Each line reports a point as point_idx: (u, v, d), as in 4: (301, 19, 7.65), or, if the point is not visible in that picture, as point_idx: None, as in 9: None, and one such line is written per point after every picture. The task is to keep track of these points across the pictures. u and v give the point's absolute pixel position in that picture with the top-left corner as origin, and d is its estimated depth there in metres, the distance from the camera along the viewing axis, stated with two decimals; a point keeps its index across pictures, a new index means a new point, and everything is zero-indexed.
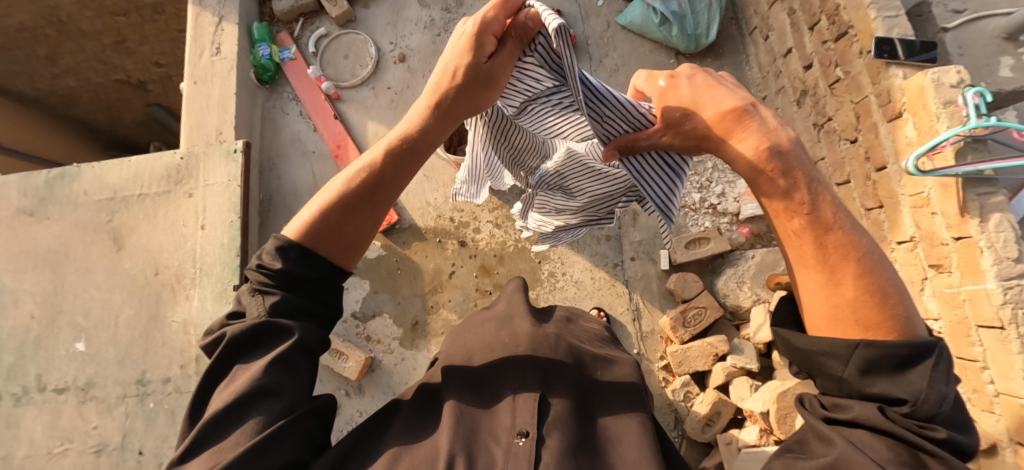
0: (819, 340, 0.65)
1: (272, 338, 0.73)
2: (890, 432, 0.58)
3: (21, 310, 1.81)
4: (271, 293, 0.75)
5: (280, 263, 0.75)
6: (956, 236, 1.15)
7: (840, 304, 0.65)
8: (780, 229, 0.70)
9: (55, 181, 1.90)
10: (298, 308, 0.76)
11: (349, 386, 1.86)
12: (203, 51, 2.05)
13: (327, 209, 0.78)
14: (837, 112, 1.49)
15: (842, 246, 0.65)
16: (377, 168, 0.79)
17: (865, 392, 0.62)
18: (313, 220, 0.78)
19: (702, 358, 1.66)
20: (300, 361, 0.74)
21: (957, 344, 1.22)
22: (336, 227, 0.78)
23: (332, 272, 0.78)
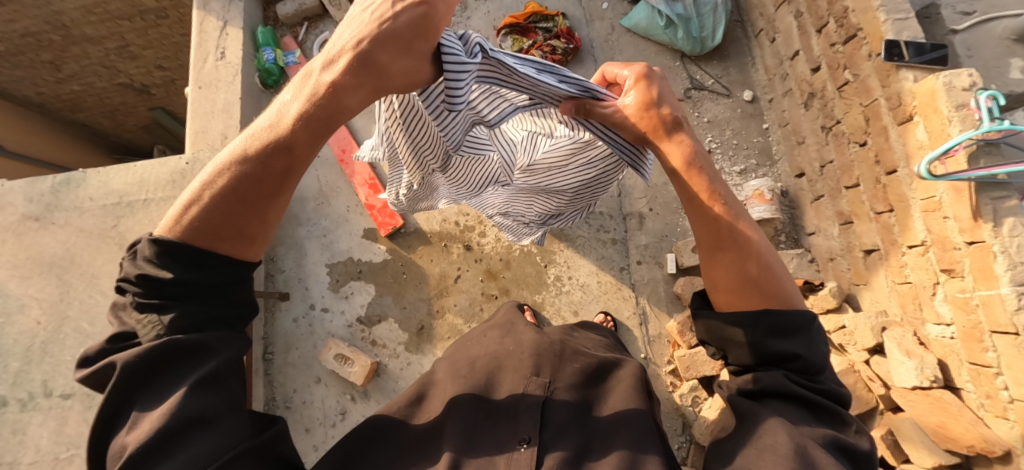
0: (732, 315, 0.76)
1: (184, 359, 0.65)
2: (794, 395, 0.70)
3: (27, 316, 1.81)
4: (168, 309, 0.65)
5: (168, 273, 0.64)
6: (969, 241, 1.13)
7: (747, 277, 0.75)
8: (695, 216, 0.79)
9: (61, 187, 1.90)
10: (214, 320, 0.68)
11: (355, 391, 1.86)
12: (207, 56, 2.05)
13: (207, 197, 0.65)
14: (846, 115, 1.48)
15: (744, 231, 0.76)
16: (270, 149, 0.65)
17: (770, 359, 0.74)
18: (195, 212, 0.65)
19: (710, 363, 1.64)
20: (229, 377, 0.68)
21: (970, 350, 1.20)
22: (225, 220, 0.65)
23: (237, 276, 0.69)
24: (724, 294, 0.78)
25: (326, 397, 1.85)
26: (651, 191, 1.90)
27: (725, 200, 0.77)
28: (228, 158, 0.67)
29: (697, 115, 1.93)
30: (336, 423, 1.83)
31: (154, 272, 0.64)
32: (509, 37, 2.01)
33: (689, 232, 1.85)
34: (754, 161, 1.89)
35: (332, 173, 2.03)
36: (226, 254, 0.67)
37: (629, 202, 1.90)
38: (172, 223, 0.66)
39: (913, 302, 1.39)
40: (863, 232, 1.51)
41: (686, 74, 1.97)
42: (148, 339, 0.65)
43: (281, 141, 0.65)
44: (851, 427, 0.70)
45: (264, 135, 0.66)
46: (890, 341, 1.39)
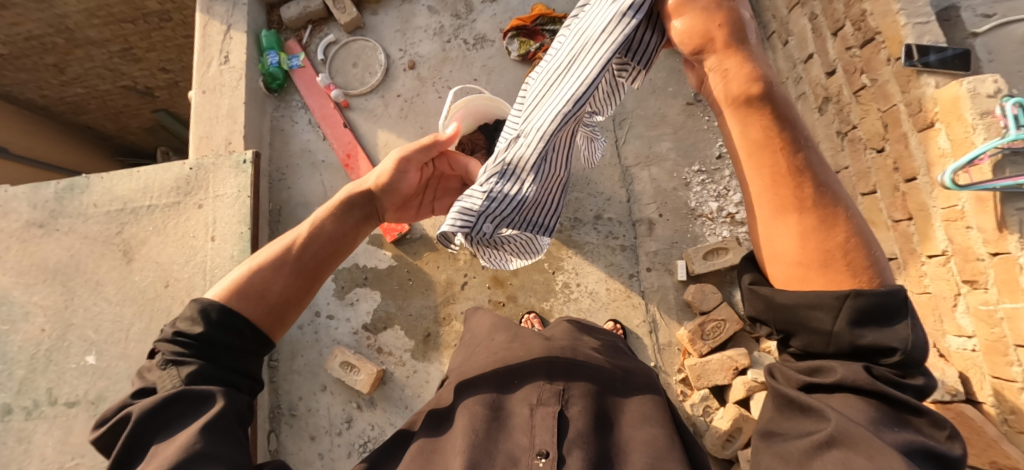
0: (807, 293, 0.60)
1: (193, 404, 0.71)
2: (877, 391, 0.58)
3: (33, 324, 1.80)
4: (185, 361, 0.73)
5: (197, 329, 0.75)
6: (993, 252, 1.10)
7: (831, 249, 0.60)
8: (766, 166, 0.62)
9: (65, 193, 1.89)
10: (222, 372, 0.75)
11: (361, 399, 1.83)
12: (212, 60, 2.03)
13: (258, 270, 0.83)
14: (863, 120, 1.45)
15: (829, 191, 0.61)
16: (310, 240, 0.87)
17: (857, 347, 0.59)
18: (238, 284, 0.82)
19: (722, 371, 1.62)
20: (236, 427, 0.71)
21: (993, 364, 1.17)
22: (262, 286, 0.82)
23: (248, 338, 0.79)
24: (790, 269, 0.63)
25: (332, 406, 1.84)
26: (661, 196, 1.87)
27: (803, 150, 0.61)
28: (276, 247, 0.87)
29: (708, 120, 1.90)
30: (343, 431, 1.81)
31: (183, 331, 0.76)
32: (515, 40, 1.99)
33: (699, 238, 1.82)
34: None
35: (338, 178, 2.02)
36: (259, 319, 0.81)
37: (637, 208, 1.87)
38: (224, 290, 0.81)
39: (932, 314, 1.36)
40: (881, 241, 1.48)
41: None
42: (167, 388, 0.72)
43: (316, 231, 0.88)
44: (945, 432, 0.57)
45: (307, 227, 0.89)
46: None
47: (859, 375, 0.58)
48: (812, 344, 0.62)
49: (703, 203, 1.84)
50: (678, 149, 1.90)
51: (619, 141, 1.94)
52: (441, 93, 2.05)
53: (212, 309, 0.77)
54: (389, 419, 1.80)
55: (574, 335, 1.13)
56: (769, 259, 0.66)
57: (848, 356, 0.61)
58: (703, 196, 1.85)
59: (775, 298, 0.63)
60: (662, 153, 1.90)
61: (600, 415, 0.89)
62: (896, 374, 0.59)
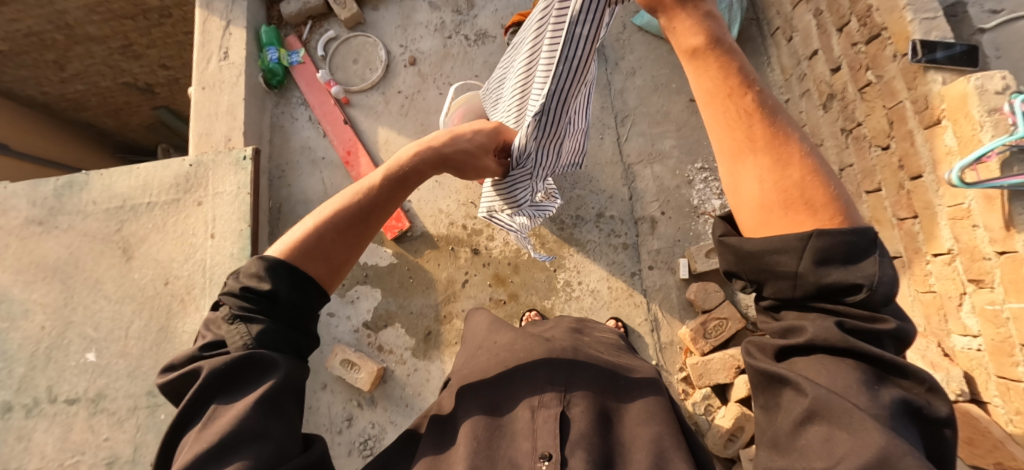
0: (771, 238, 0.58)
1: (257, 372, 0.68)
2: (850, 348, 0.55)
3: (32, 322, 1.79)
4: (254, 319, 0.69)
5: (266, 285, 0.69)
6: (1000, 251, 1.09)
7: (789, 188, 0.58)
8: (727, 114, 0.61)
9: (64, 190, 1.88)
10: (288, 338, 0.71)
11: (361, 398, 1.83)
12: (211, 56, 2.02)
13: (319, 230, 0.73)
14: (868, 118, 1.43)
15: (783, 130, 0.59)
16: (370, 197, 0.77)
17: (822, 289, 0.56)
18: (302, 241, 0.73)
19: (723, 371, 1.61)
20: (288, 404, 0.69)
21: (999, 364, 1.16)
22: (326, 246, 0.73)
23: (315, 301, 0.73)
24: (758, 212, 0.60)
25: (333, 404, 1.83)
26: (663, 194, 1.86)
27: (757, 90, 0.61)
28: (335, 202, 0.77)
29: None
30: (343, 429, 1.81)
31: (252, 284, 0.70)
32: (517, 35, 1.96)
33: (702, 237, 1.81)
34: None
35: (338, 175, 2.01)
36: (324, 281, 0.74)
37: (640, 206, 1.86)
38: (286, 249, 0.73)
39: (937, 313, 1.35)
40: (885, 239, 1.47)
41: None
42: (234, 347, 0.69)
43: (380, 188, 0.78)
44: (925, 386, 0.55)
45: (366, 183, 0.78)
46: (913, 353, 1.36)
47: (828, 330, 0.56)
48: (781, 291, 0.60)
49: (705, 201, 1.83)
50: (681, 147, 1.89)
51: (621, 138, 1.92)
52: (442, 89, 2.04)
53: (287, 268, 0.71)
54: (389, 418, 1.80)
55: (575, 334, 1.11)
56: (737, 207, 0.63)
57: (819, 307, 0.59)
58: (706, 194, 1.83)
59: (742, 246, 0.61)
60: (665, 151, 1.89)
61: (602, 415, 0.88)
62: (867, 319, 0.56)
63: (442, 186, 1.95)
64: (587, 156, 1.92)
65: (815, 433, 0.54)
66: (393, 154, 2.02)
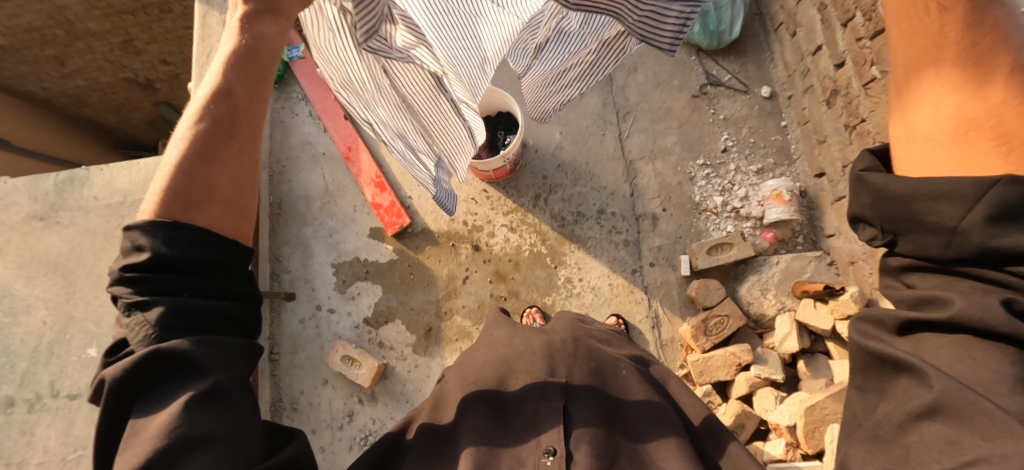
0: (933, 182, 0.59)
1: (172, 367, 0.64)
2: (1009, 336, 0.55)
3: (34, 317, 1.80)
4: (150, 304, 0.63)
5: (147, 254, 0.63)
6: None
7: (973, 115, 0.59)
8: (910, 42, 0.62)
9: (65, 186, 1.88)
10: (201, 315, 0.66)
11: (362, 393, 1.83)
12: (211, 51, 2.01)
13: (180, 166, 0.66)
14: (872, 114, 1.42)
15: (994, 48, 0.58)
16: (219, 101, 0.68)
17: (988, 252, 0.56)
18: (169, 187, 0.66)
19: (724, 368, 1.61)
20: (233, 393, 0.66)
21: None
22: (198, 179, 0.67)
23: (220, 258, 0.68)
24: (925, 146, 0.62)
25: (334, 400, 1.83)
26: (665, 191, 1.85)
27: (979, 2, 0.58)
28: (185, 129, 0.68)
29: (713, 113, 1.88)
30: (343, 425, 1.81)
31: (138, 270, 0.63)
32: None
33: (703, 233, 1.80)
34: (772, 160, 1.82)
35: (339, 171, 2.01)
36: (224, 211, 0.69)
37: (641, 202, 1.85)
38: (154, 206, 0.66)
39: None
40: None
41: (701, 69, 1.92)
42: (137, 341, 0.63)
43: (228, 90, 0.67)
44: None
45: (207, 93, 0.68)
46: None
47: (991, 308, 0.55)
48: (928, 248, 0.60)
49: (707, 197, 1.82)
50: (683, 143, 1.88)
51: (623, 134, 1.91)
52: None
53: (177, 244, 0.64)
54: (389, 413, 1.80)
55: (577, 328, 1.11)
56: (899, 140, 0.67)
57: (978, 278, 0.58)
58: (707, 190, 1.82)
59: (886, 189, 0.63)
60: (667, 147, 1.88)
61: (606, 410, 0.88)
62: None
63: None
64: (588, 153, 1.91)
65: (932, 431, 0.56)
66: (393, 150, 2.01)
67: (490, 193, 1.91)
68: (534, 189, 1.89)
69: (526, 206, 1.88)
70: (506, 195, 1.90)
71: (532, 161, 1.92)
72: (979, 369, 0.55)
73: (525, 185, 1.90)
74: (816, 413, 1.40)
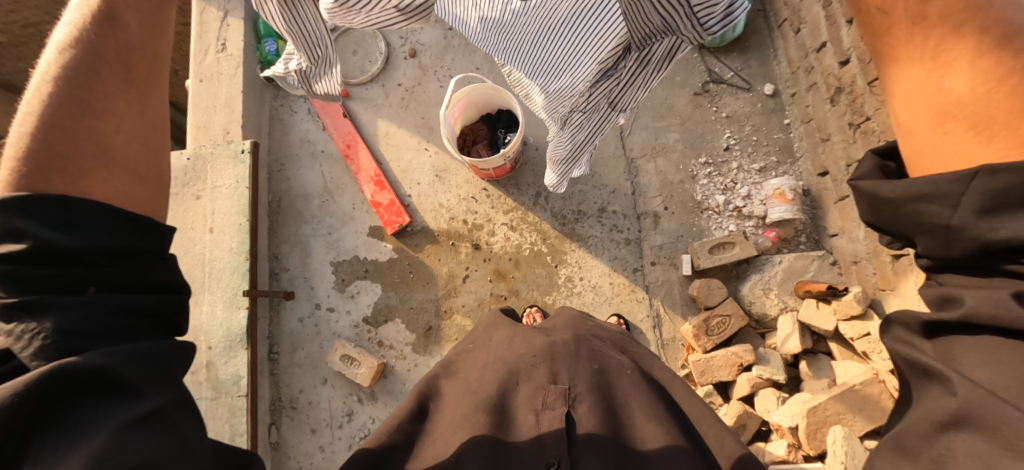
0: (917, 184, 0.60)
1: (72, 382, 0.56)
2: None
3: None
4: (39, 306, 0.57)
5: (28, 243, 0.57)
6: None
7: (947, 105, 0.59)
8: (880, 41, 0.64)
9: None
10: (87, 313, 0.59)
11: (361, 392, 1.82)
12: (208, 48, 2.00)
13: (39, 112, 0.62)
14: (877, 112, 1.40)
15: (953, 31, 0.58)
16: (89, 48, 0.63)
17: (987, 246, 0.56)
18: (35, 140, 0.61)
19: (726, 368, 1.60)
20: (173, 415, 0.61)
21: None
22: (62, 128, 0.62)
23: (129, 245, 0.63)
24: (913, 138, 0.64)
25: (333, 399, 1.82)
26: (667, 189, 1.83)
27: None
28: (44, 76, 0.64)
29: (715, 111, 1.86)
30: (343, 424, 1.80)
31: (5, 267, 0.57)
32: None
33: (705, 232, 1.78)
34: (774, 158, 1.81)
35: (338, 169, 1.99)
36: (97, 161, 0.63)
37: (643, 201, 1.83)
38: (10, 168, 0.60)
39: None
40: None
41: (704, 66, 1.90)
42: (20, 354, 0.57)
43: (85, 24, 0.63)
44: None
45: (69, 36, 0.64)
46: None
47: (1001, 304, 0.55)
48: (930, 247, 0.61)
49: (709, 196, 1.80)
50: (685, 141, 1.86)
51: (624, 132, 1.90)
52: (442, 82, 2.01)
53: (53, 231, 0.58)
54: (388, 412, 1.79)
55: (576, 326, 1.09)
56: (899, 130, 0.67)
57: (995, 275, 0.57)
58: (709, 189, 1.80)
59: (877, 193, 0.64)
60: (669, 145, 1.86)
61: (609, 413, 0.87)
62: None
63: (442, 180, 1.94)
64: None
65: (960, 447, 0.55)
66: (392, 148, 2.00)
67: (490, 191, 1.90)
68: (534, 187, 1.88)
69: (526, 204, 1.87)
70: (507, 192, 1.88)
71: (533, 159, 1.90)
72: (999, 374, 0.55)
73: (526, 183, 1.88)
74: (819, 414, 1.39)
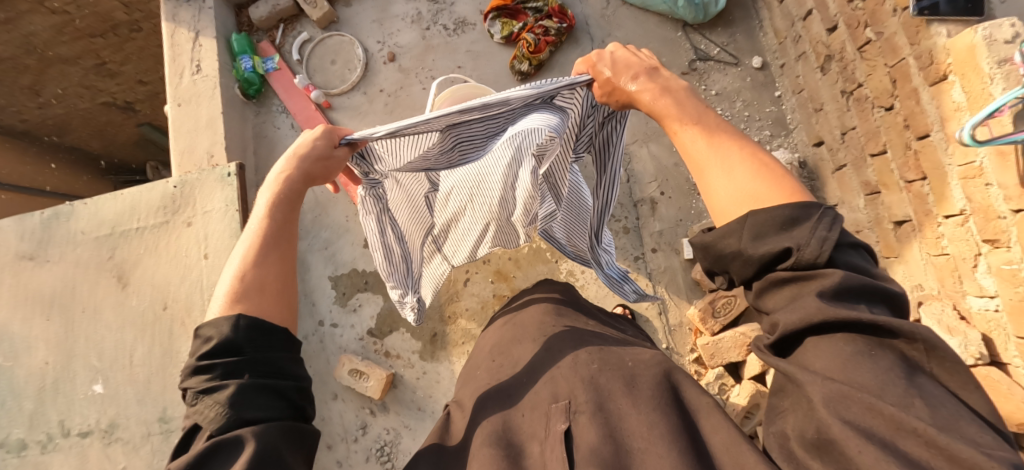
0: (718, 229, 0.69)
1: (232, 452, 0.65)
2: (826, 319, 0.57)
3: (35, 357, 1.76)
4: (221, 385, 0.69)
5: (239, 349, 0.72)
6: (1015, 209, 1.05)
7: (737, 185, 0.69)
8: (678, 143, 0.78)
9: (50, 221, 1.84)
10: (270, 376, 0.73)
11: (374, 404, 1.81)
12: (183, 71, 1.96)
13: (266, 280, 0.81)
14: (869, 78, 1.40)
15: (727, 136, 0.74)
16: (270, 231, 0.86)
17: (763, 264, 0.64)
18: (240, 285, 0.79)
19: (735, 349, 1.57)
20: (273, 450, 0.66)
21: (1019, 323, 1.12)
22: (262, 286, 0.80)
23: (289, 353, 0.77)
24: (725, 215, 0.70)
25: (345, 413, 1.81)
26: (662, 174, 1.81)
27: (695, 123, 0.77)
28: (250, 241, 0.85)
29: (704, 89, 1.84)
30: (358, 437, 1.79)
31: (215, 361, 0.71)
32: (497, 21, 1.93)
33: (703, 214, 1.76)
34: (768, 131, 1.82)
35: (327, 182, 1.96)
36: (280, 319, 0.80)
37: (639, 188, 1.81)
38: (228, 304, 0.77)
39: (951, 275, 1.30)
40: (893, 203, 1.42)
41: (689, 44, 1.87)
42: (207, 421, 0.68)
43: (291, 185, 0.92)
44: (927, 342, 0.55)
45: (262, 217, 0.87)
46: (929, 318, 1.30)
47: (800, 306, 0.60)
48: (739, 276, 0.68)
49: None
50: None
51: None
52: (425, 83, 1.97)
53: (248, 348, 0.73)
54: (404, 421, 1.78)
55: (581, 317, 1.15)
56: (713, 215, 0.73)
57: (777, 281, 0.64)
58: None
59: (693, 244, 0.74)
60: (661, 129, 1.83)
61: None
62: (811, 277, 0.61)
63: None
64: None
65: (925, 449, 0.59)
66: None
67: None
68: None
69: None
70: None
71: None
72: (848, 368, 0.56)
73: None
74: None
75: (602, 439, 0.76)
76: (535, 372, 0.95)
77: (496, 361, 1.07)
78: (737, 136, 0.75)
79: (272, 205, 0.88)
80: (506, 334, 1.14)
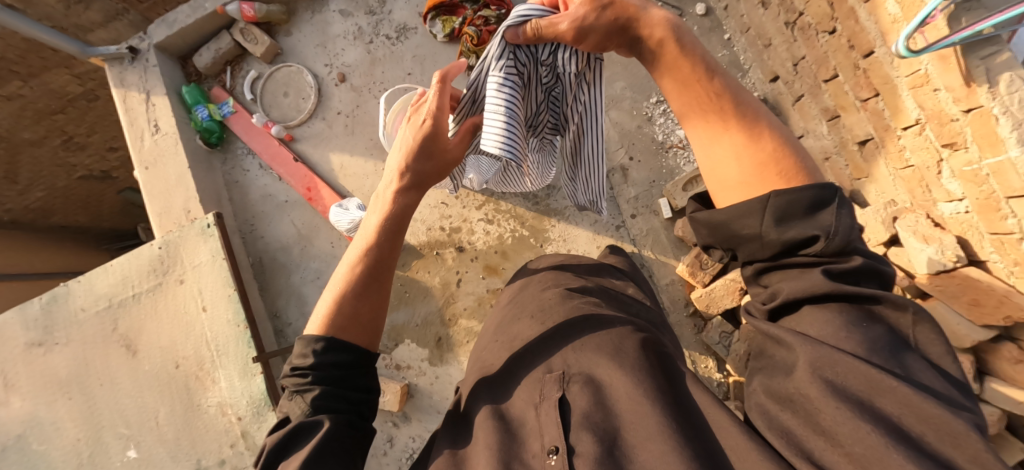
0: (738, 205, 0.74)
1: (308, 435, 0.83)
2: (832, 295, 0.66)
3: (66, 437, 1.82)
4: (311, 387, 0.86)
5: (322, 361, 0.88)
6: (966, 109, 1.04)
7: (761, 161, 0.76)
8: (690, 103, 0.83)
9: (51, 305, 1.89)
10: (343, 382, 0.89)
11: (395, 416, 1.86)
12: (143, 133, 1.97)
13: (354, 314, 0.94)
14: (808, 5, 1.39)
15: (751, 113, 0.80)
16: (368, 260, 0.97)
17: (785, 244, 0.70)
18: (336, 314, 0.93)
19: (729, 295, 1.58)
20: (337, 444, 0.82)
21: (988, 220, 1.13)
22: (354, 320, 0.93)
23: (364, 361, 0.92)
24: (740, 190, 0.78)
25: None
26: (627, 139, 1.81)
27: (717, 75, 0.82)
28: (352, 262, 0.97)
29: None
30: (387, 450, 1.85)
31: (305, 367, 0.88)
32: (437, 20, 1.91)
33: (675, 171, 1.77)
34: None
35: (306, 214, 1.99)
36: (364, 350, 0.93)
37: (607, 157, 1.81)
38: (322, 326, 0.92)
39: (919, 186, 1.31)
40: (854, 124, 1.42)
41: None
42: (296, 413, 0.86)
43: (402, 203, 1.00)
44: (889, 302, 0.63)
45: (370, 237, 0.98)
46: (904, 230, 1.31)
47: (811, 282, 0.67)
48: (753, 254, 0.74)
49: (670, 133, 1.79)
50: (633, 86, 1.82)
51: None
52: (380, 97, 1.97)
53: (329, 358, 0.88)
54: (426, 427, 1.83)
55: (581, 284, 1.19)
56: (720, 191, 0.81)
57: (791, 259, 0.71)
58: (669, 126, 1.79)
59: (709, 218, 0.78)
60: (618, 95, 1.83)
61: None
62: (834, 260, 0.68)
63: None
64: None
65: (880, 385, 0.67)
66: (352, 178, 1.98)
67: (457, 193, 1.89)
68: None
69: (496, 195, 1.86)
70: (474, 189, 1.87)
71: None
72: (834, 334, 0.63)
73: None
74: None
75: (593, 407, 0.79)
76: (523, 359, 0.97)
77: (498, 339, 1.10)
78: (759, 113, 0.81)
79: (378, 229, 0.98)
80: (506, 315, 1.19)
